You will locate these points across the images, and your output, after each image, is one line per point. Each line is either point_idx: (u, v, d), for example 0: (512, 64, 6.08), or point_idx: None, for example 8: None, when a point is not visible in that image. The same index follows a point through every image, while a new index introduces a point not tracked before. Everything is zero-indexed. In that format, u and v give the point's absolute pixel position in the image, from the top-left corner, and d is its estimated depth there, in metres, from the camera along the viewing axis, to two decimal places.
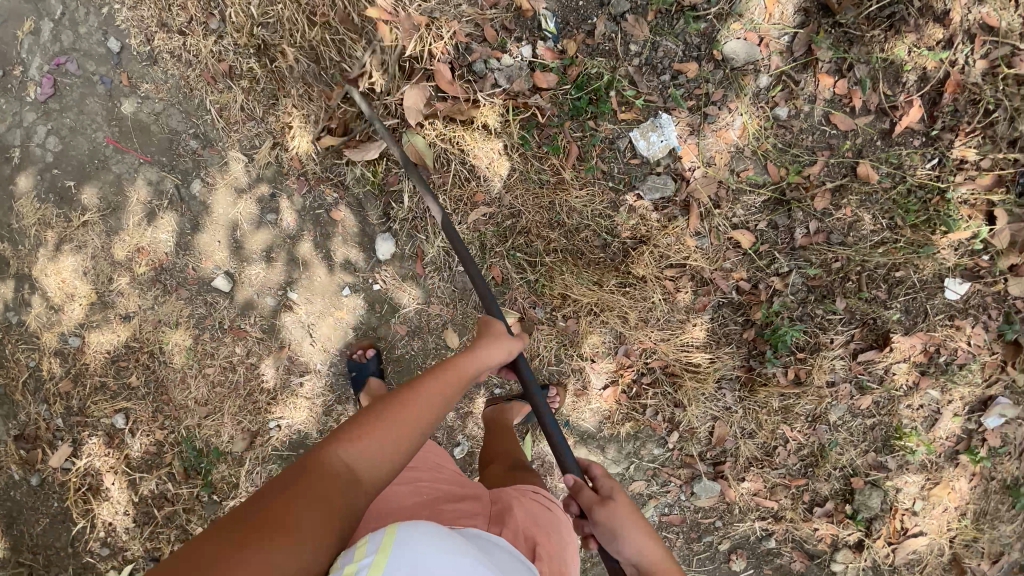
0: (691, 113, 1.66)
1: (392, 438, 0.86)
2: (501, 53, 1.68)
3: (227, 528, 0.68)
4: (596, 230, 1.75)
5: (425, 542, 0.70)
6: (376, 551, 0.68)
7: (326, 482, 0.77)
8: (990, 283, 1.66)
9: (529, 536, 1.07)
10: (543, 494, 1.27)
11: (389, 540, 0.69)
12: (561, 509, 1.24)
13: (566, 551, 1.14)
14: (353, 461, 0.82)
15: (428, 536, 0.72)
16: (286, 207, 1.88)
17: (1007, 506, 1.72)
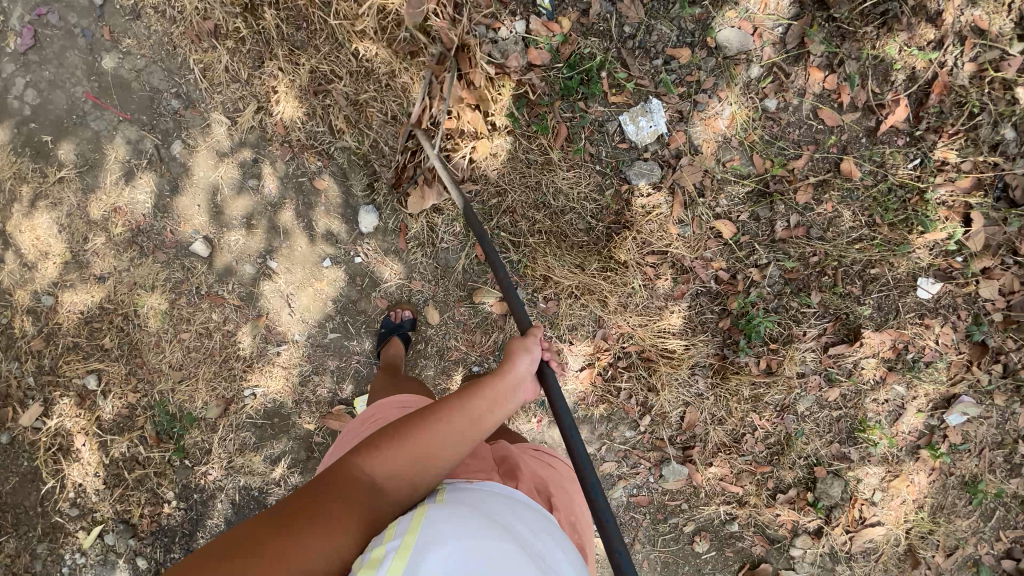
0: (681, 101, 1.66)
1: (409, 450, 0.81)
2: (496, 25, 1.64)
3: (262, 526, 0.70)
4: (581, 213, 1.75)
5: (450, 514, 0.78)
6: (405, 531, 0.74)
7: (344, 491, 0.77)
8: (961, 284, 1.70)
9: (540, 488, 1.08)
10: (544, 452, 1.28)
11: (416, 520, 0.77)
12: (564, 464, 1.26)
13: (576, 500, 1.17)
14: (375, 474, 0.80)
15: (450, 514, 0.78)
16: (268, 173, 1.85)
17: (963, 501, 1.79)
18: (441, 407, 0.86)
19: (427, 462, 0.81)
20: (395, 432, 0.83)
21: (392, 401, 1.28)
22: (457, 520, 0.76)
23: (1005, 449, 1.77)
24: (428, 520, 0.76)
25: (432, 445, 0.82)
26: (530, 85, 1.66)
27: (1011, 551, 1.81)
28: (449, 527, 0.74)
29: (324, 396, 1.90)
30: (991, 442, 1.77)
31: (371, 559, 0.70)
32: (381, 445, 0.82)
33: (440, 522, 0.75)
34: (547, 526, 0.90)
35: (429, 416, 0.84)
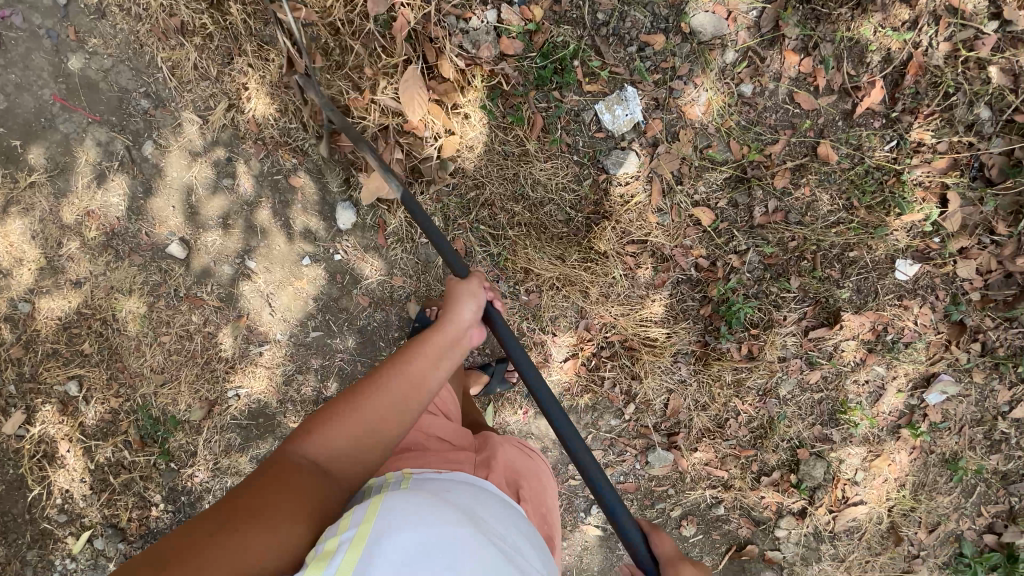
0: (657, 88, 1.65)
1: (357, 425, 0.84)
2: (467, 15, 1.60)
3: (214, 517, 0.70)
4: (560, 204, 1.74)
5: (409, 504, 0.77)
6: (361, 521, 0.73)
7: (292, 473, 0.78)
8: (939, 265, 1.71)
9: (512, 481, 1.09)
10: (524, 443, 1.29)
11: (373, 508, 0.76)
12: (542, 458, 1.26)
13: (547, 494, 1.17)
14: (324, 453, 0.82)
15: (410, 503, 0.78)
16: (242, 172, 1.83)
17: (945, 478, 1.82)
18: (380, 372, 0.90)
19: (375, 430, 0.85)
20: (335, 408, 0.86)
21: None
22: (417, 510, 0.76)
23: (984, 425, 1.79)
24: (386, 509, 0.76)
25: (377, 411, 0.85)
26: (503, 75, 1.64)
27: (993, 525, 1.84)
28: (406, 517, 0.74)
29: (309, 394, 1.89)
30: (970, 420, 1.79)
31: (325, 552, 0.69)
32: (323, 426, 0.84)
33: (398, 513, 0.75)
34: (514, 518, 0.91)
35: (371, 384, 0.88)
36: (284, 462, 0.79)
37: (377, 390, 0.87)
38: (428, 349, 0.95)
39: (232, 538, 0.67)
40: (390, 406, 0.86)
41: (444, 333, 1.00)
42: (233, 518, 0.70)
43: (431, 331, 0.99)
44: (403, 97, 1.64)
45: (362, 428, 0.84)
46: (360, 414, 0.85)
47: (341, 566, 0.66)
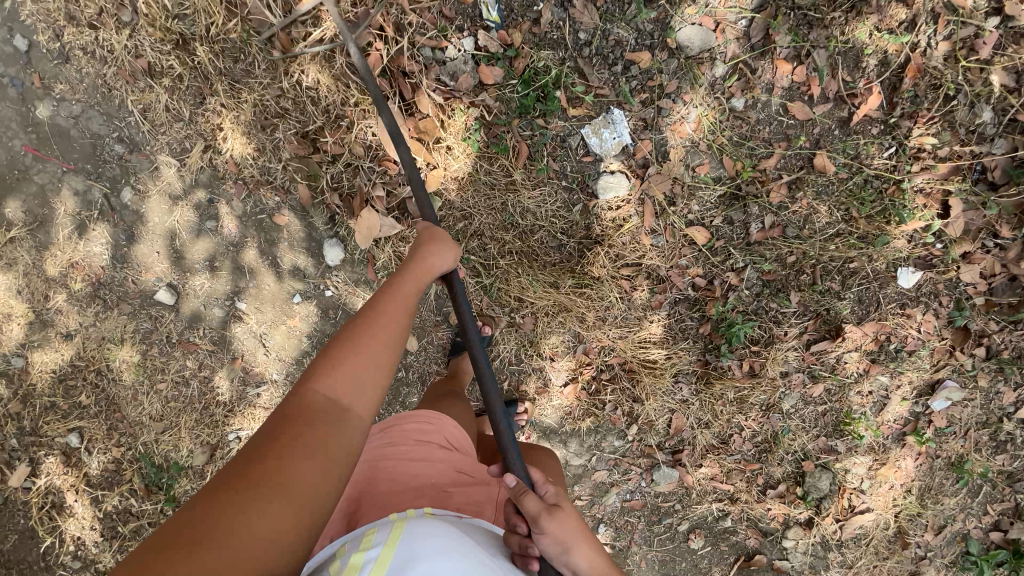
0: (644, 107, 1.59)
1: (366, 359, 0.85)
2: (443, 45, 1.56)
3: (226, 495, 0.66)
4: (551, 231, 1.70)
5: (426, 527, 0.84)
6: (383, 543, 0.79)
7: (312, 416, 0.76)
8: (942, 271, 1.67)
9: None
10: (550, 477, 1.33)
11: (393, 530, 0.82)
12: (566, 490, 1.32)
13: None
14: (338, 390, 0.80)
15: (427, 532, 0.83)
16: (225, 213, 1.78)
17: (952, 481, 1.81)
18: (375, 310, 0.94)
19: (386, 357, 0.87)
20: (342, 347, 0.85)
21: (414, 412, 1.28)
22: (435, 532, 0.83)
23: (990, 428, 1.77)
24: (406, 531, 0.82)
25: (381, 341, 0.88)
26: (484, 103, 1.60)
27: (1000, 524, 1.83)
28: (425, 537, 0.80)
29: None
30: (975, 423, 1.78)
31: (349, 568, 0.75)
32: (336, 365, 0.82)
33: (416, 536, 0.81)
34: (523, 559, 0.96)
35: (370, 319, 0.91)
36: (298, 410, 0.77)
37: (377, 324, 0.91)
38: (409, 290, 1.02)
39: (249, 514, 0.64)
40: (391, 338, 0.90)
41: (420, 274, 1.08)
42: (256, 485, 0.67)
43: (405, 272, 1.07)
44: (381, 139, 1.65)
45: (372, 362, 0.85)
46: (365, 347, 0.86)
47: None
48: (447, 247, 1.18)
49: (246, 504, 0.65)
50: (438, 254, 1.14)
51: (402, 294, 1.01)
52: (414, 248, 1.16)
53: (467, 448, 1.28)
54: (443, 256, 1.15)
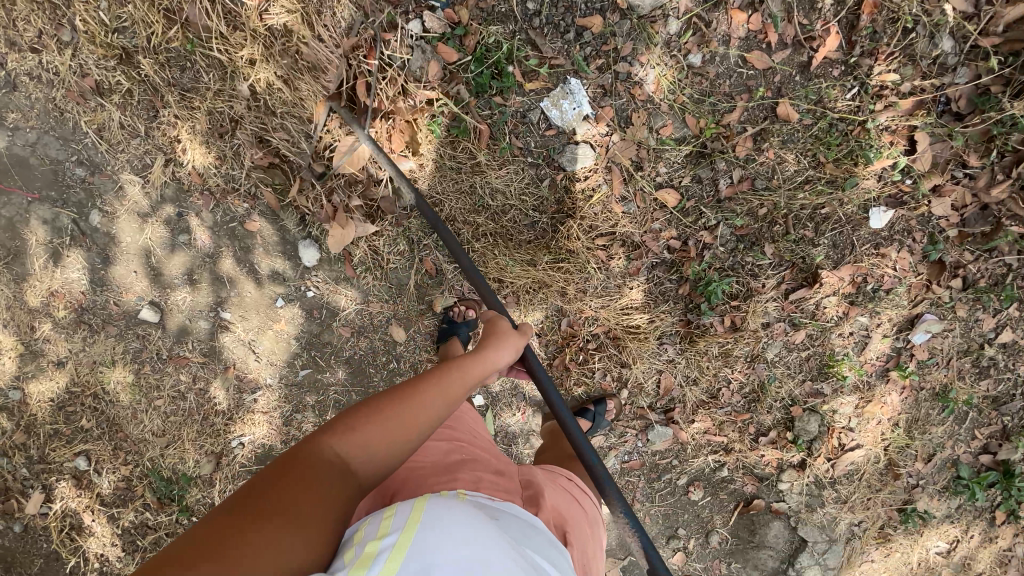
0: (601, 73, 1.57)
1: (385, 430, 0.84)
2: (391, 34, 1.53)
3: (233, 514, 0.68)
4: (522, 209, 1.70)
5: (446, 512, 0.82)
6: (402, 527, 0.77)
7: (316, 467, 0.77)
8: (913, 207, 1.68)
9: (557, 524, 1.15)
10: (575, 484, 1.38)
11: (413, 515, 0.80)
12: (589, 502, 1.34)
13: (587, 542, 1.21)
14: (347, 451, 0.80)
15: (449, 515, 0.81)
16: (196, 225, 1.78)
17: (937, 410, 1.87)
18: (414, 384, 0.91)
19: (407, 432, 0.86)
20: (370, 408, 0.85)
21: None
22: (455, 518, 0.81)
23: (971, 355, 1.81)
24: (427, 517, 0.80)
25: (406, 419, 0.86)
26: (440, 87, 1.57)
27: (988, 446, 1.91)
28: (446, 524, 0.79)
29: (311, 430, 1.91)
30: (957, 353, 1.82)
31: (363, 556, 0.73)
32: (356, 425, 0.82)
33: (436, 519, 0.79)
34: (553, 551, 0.96)
35: (401, 392, 0.89)
36: (308, 455, 0.77)
37: (407, 401, 0.88)
38: (457, 368, 0.98)
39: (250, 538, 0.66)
40: (414, 414, 0.87)
41: (481, 364, 1.04)
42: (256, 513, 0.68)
43: (467, 359, 1.02)
44: (346, 156, 1.63)
45: (387, 433, 0.84)
46: (386, 420, 0.85)
47: (383, 567, 0.70)
48: (511, 343, 1.15)
49: (236, 536, 0.66)
50: (504, 349, 1.11)
51: (448, 374, 0.96)
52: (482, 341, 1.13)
53: (485, 437, 1.33)
54: (503, 352, 1.10)
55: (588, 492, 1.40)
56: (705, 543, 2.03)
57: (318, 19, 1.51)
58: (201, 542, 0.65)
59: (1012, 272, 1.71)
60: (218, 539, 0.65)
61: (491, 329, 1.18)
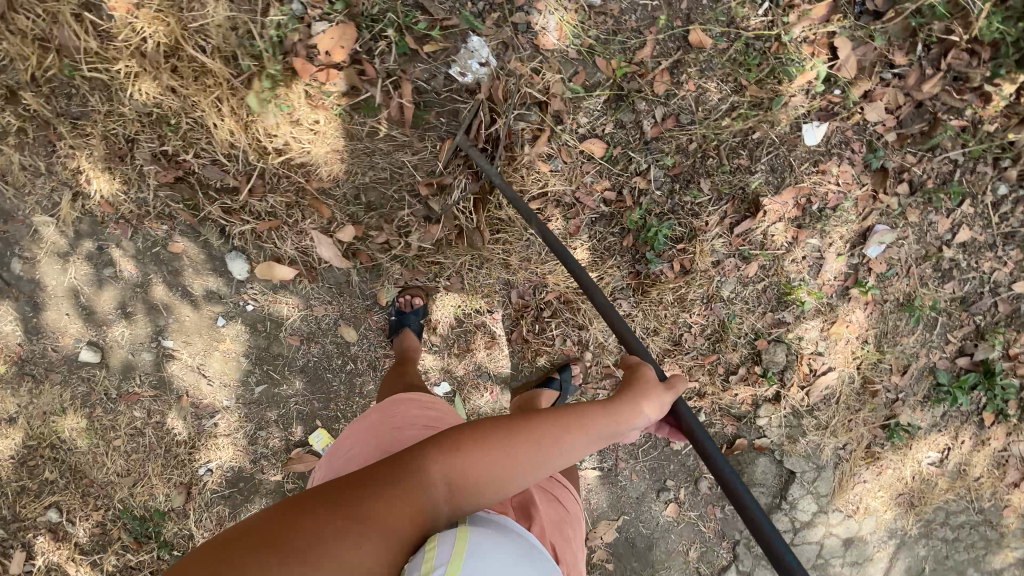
0: (499, 28, 1.48)
1: (484, 463, 0.79)
2: (265, 19, 1.39)
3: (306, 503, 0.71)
4: (446, 182, 1.59)
5: (489, 547, 0.75)
6: (448, 560, 0.70)
7: (402, 476, 0.76)
8: (846, 117, 1.64)
9: (544, 532, 1.13)
10: (554, 481, 1.37)
11: (458, 548, 0.72)
12: (569, 498, 1.34)
13: (570, 546, 1.22)
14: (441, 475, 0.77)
15: (492, 552, 0.75)
16: (119, 256, 1.71)
17: (905, 320, 1.83)
18: (534, 424, 0.84)
19: (502, 475, 0.80)
20: (482, 434, 0.82)
21: (416, 396, 1.37)
22: (497, 552, 0.75)
23: (931, 260, 1.79)
24: (471, 549, 0.73)
25: (510, 460, 0.80)
26: (330, 65, 1.43)
27: (964, 348, 1.91)
28: (492, 560, 0.73)
29: (278, 444, 1.86)
30: (916, 260, 1.78)
31: None
32: (462, 446, 0.80)
33: (482, 554, 0.73)
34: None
35: (517, 427, 0.83)
36: (395, 466, 0.78)
37: (515, 441, 0.81)
38: (576, 414, 0.87)
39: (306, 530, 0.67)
40: (515, 452, 0.81)
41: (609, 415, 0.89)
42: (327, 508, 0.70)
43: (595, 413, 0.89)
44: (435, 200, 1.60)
45: (482, 467, 0.79)
46: (493, 450, 0.80)
47: None
48: (646, 401, 0.95)
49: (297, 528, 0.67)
50: (636, 408, 0.93)
51: (576, 419, 0.87)
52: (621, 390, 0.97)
53: None
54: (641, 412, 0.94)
55: (569, 488, 1.40)
56: (696, 491, 2.03)
57: (190, 17, 1.40)
58: (262, 527, 0.67)
59: (959, 169, 1.71)
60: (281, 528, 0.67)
61: (630, 379, 1.01)
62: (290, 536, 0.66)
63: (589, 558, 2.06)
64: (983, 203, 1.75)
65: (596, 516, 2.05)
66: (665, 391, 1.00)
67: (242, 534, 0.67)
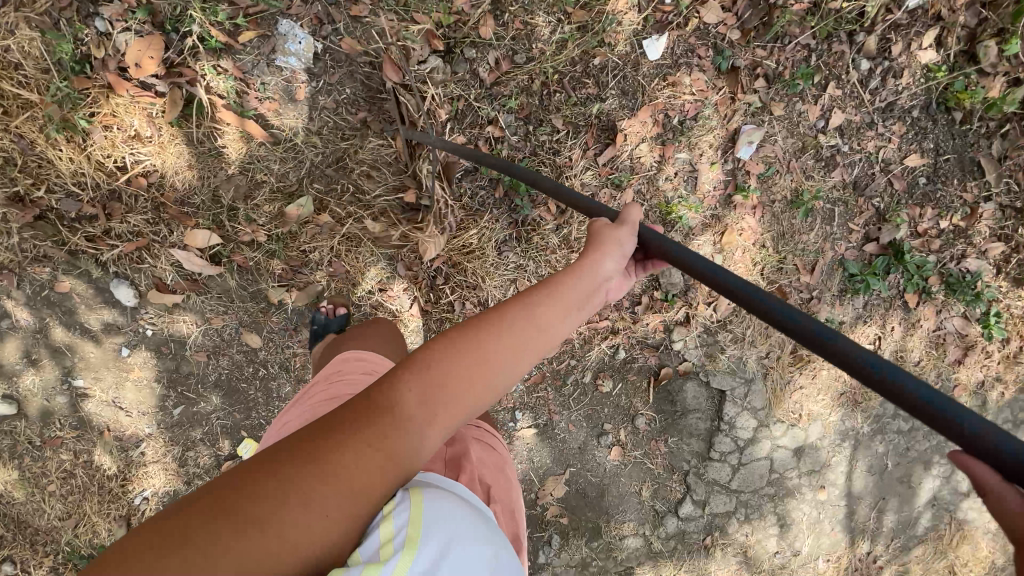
0: (309, 5, 1.50)
1: (461, 373, 0.68)
2: (80, 42, 1.43)
3: (265, 464, 0.60)
4: (296, 167, 1.61)
5: (446, 507, 0.71)
6: (407, 523, 0.65)
7: (371, 413, 0.65)
8: (683, 24, 1.63)
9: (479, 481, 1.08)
10: (486, 431, 1.33)
11: (416, 508, 0.67)
12: (503, 446, 1.31)
13: (511, 491, 1.19)
14: (414, 398, 0.66)
15: (449, 512, 0.70)
16: (13, 306, 1.69)
17: (796, 217, 1.81)
18: (515, 315, 0.73)
19: (484, 381, 0.69)
20: (454, 337, 0.70)
21: (380, 360, 1.28)
22: (457, 514, 0.71)
23: (810, 151, 1.77)
24: (430, 512, 0.68)
25: (491, 360, 0.69)
26: (142, 75, 1.46)
27: (870, 234, 1.87)
28: (453, 528, 0.68)
29: (209, 461, 1.87)
30: (794, 153, 1.76)
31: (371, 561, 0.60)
32: (434, 361, 0.68)
33: (441, 514, 0.69)
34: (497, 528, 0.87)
35: (495, 322, 0.71)
36: (360, 405, 0.66)
37: (487, 342, 0.70)
38: (557, 296, 0.77)
39: (262, 500, 0.57)
40: (489, 356, 0.69)
41: (589, 282, 0.80)
42: (292, 466, 0.60)
43: (576, 286, 0.79)
44: (292, 185, 1.62)
45: (458, 380, 0.68)
46: (465, 357, 0.68)
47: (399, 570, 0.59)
48: (621, 244, 0.89)
49: (248, 496, 0.57)
50: (614, 259, 0.86)
51: (558, 299, 0.77)
52: (604, 247, 0.87)
53: None
54: (615, 263, 0.86)
55: (495, 434, 1.36)
56: (636, 430, 2.01)
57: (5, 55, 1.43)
58: (212, 498, 0.57)
59: (813, 53, 1.70)
60: (229, 499, 0.57)
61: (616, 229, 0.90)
62: (251, 504, 0.56)
63: (543, 516, 2.04)
64: (850, 82, 1.74)
65: (542, 474, 2.02)
66: (632, 223, 0.92)
67: (201, 502, 0.57)
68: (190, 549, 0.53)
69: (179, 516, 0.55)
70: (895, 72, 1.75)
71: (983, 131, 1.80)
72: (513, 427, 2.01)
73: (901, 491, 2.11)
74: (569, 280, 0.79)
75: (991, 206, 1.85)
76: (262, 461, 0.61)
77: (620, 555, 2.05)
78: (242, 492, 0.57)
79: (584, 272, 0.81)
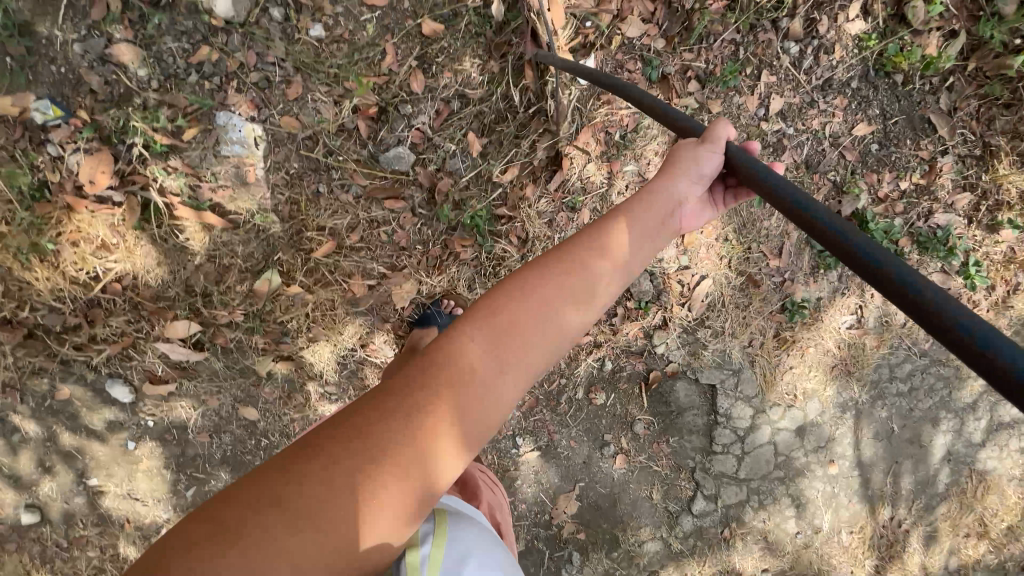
0: (244, 92, 1.56)
1: (512, 327, 0.73)
2: (38, 167, 1.53)
3: (330, 431, 0.66)
4: (260, 244, 1.67)
5: (459, 530, 0.90)
6: (432, 539, 0.83)
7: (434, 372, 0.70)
8: (608, 43, 1.67)
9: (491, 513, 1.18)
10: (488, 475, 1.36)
11: (439, 528, 0.86)
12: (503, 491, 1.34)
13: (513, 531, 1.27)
14: (475, 353, 0.71)
15: (461, 533, 0.89)
16: (20, 419, 1.77)
17: (752, 204, 1.87)
18: (558, 268, 0.77)
19: (534, 338, 0.73)
20: (514, 291, 0.76)
21: None
22: (467, 535, 0.90)
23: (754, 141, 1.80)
24: (449, 533, 0.87)
25: (542, 314, 0.74)
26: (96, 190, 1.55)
27: (832, 208, 1.87)
28: (464, 541, 0.87)
29: None
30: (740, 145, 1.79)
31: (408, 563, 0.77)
32: (497, 314, 0.74)
33: (456, 534, 0.88)
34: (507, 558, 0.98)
35: (543, 275, 0.77)
36: (428, 364, 0.71)
37: (494, 332, 0.73)
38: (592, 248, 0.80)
39: (313, 481, 0.62)
40: (507, 341, 0.72)
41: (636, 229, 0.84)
42: (356, 433, 0.65)
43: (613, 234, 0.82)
44: (259, 262, 1.68)
45: (513, 336, 0.72)
46: (519, 312, 0.74)
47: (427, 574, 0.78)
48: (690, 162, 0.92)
49: (298, 479, 0.62)
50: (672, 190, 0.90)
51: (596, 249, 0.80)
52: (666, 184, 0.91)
53: None
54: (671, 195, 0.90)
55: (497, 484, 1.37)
56: (636, 436, 2.03)
57: None
58: (266, 479, 0.62)
59: (740, 47, 1.73)
60: (281, 481, 0.62)
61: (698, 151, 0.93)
62: (301, 491, 0.61)
63: (560, 534, 2.06)
64: (783, 67, 1.77)
65: (553, 493, 2.05)
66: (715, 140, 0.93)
67: (256, 481, 0.62)
68: (243, 540, 0.58)
69: (230, 502, 0.60)
70: (827, 48, 1.76)
71: (927, 89, 1.80)
72: (516, 453, 2.04)
73: (913, 452, 2.11)
74: (601, 232, 0.82)
75: (949, 159, 1.85)
76: (327, 430, 0.66)
77: (642, 560, 2.08)
78: (296, 471, 0.62)
79: (653, 200, 0.89)
